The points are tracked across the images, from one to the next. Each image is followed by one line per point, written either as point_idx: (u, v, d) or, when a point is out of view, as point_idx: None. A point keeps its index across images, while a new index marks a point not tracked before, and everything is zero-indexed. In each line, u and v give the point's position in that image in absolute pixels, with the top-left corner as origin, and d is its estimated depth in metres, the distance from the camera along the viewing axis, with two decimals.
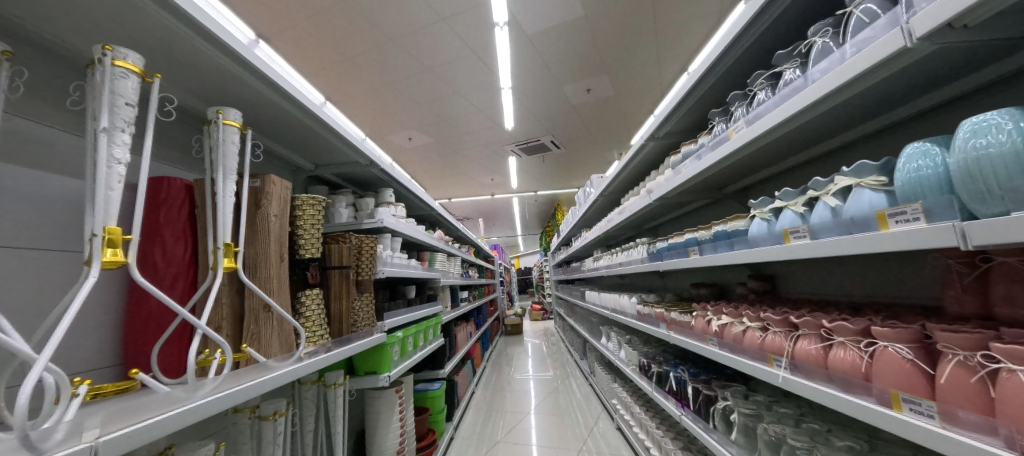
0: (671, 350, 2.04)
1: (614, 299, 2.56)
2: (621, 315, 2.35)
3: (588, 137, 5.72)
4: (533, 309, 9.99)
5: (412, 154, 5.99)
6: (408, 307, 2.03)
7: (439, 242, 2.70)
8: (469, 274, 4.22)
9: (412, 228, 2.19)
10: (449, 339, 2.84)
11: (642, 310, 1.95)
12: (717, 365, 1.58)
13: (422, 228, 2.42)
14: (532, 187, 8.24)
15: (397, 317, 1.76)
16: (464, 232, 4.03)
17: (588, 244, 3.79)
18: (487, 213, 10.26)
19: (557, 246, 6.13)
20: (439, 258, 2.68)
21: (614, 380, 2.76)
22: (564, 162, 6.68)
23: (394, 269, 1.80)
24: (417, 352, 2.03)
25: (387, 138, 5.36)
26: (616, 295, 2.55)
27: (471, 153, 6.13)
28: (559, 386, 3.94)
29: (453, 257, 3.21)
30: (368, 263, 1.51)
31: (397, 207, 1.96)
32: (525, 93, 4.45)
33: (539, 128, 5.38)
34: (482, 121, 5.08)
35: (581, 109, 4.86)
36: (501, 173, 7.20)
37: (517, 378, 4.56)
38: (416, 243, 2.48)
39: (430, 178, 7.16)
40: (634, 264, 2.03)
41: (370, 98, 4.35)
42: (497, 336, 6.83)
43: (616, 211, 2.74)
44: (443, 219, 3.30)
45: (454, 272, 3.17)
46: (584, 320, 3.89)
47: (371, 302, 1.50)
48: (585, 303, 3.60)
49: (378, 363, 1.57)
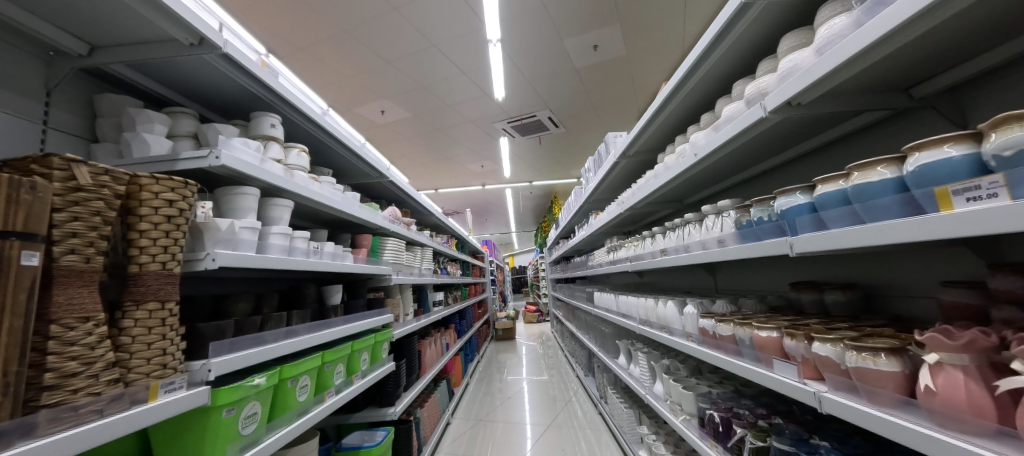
0: (749, 391, 1.24)
1: (643, 305, 1.75)
2: (656, 329, 1.54)
3: (591, 114, 4.91)
4: (527, 311, 9.15)
5: (388, 133, 5.09)
6: (318, 321, 1.21)
7: (389, 223, 1.84)
8: (447, 270, 3.37)
9: (330, 191, 1.33)
10: (407, 360, 2.00)
11: (703, 325, 1.14)
12: (891, 447, 0.78)
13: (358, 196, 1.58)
14: (527, 176, 7.39)
15: (265, 346, 0.92)
16: (442, 218, 3.19)
17: (596, 232, 2.98)
18: (479, 205, 9.39)
19: (555, 239, 5.32)
20: (389, 245, 1.84)
21: (640, 418, 1.95)
22: (563, 145, 5.86)
23: (269, 258, 0.94)
24: (330, 401, 1.19)
25: (356, 111, 4.47)
26: (646, 299, 1.73)
27: (456, 132, 5.27)
28: (558, 410, 3.13)
29: (417, 247, 2.35)
30: (151, 234, 0.68)
31: (292, 149, 1.14)
32: (518, 50, 3.62)
33: (535, 101, 4.55)
34: (468, 89, 4.24)
35: (586, 74, 4.05)
36: (492, 159, 6.35)
37: (507, 395, 3.74)
38: (347, 222, 1.63)
39: (411, 163, 6.24)
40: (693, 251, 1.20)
41: (325, 52, 3.47)
42: (487, 342, 6.00)
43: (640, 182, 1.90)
44: (406, 197, 2.46)
45: (419, 268, 2.32)
46: (591, 328, 3.10)
47: (156, 323, 0.68)
48: (593, 308, 2.78)
49: (189, 449, 0.74)
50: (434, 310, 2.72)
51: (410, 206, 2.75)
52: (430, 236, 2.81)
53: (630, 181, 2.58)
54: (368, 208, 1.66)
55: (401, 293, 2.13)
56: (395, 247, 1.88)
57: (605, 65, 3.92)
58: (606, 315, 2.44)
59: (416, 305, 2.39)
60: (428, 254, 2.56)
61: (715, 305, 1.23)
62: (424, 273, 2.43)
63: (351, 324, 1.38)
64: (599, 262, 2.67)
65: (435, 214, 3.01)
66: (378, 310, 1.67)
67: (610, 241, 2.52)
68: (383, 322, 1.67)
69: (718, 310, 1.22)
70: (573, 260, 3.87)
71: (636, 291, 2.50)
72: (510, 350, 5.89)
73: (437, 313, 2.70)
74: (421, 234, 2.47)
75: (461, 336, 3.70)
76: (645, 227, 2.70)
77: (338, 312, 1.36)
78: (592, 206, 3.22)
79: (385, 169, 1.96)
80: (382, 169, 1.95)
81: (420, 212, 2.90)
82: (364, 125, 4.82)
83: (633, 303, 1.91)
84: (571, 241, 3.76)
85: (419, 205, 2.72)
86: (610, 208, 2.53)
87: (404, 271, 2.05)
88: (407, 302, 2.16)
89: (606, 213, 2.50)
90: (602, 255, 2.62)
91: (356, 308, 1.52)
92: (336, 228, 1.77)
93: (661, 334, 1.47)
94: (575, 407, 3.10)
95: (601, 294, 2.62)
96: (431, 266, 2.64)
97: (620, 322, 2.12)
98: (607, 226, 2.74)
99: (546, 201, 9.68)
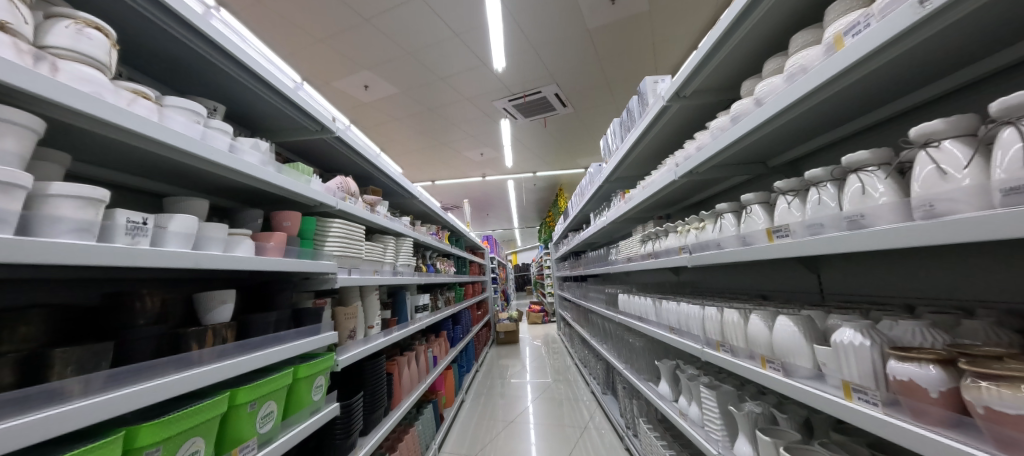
0: None
1: (713, 320, 1.16)
2: (750, 364, 0.95)
3: (604, 90, 4.30)
4: (530, 312, 8.56)
5: (374, 114, 4.45)
6: (151, 365, 0.64)
7: (334, 199, 1.25)
8: (436, 268, 2.79)
9: (186, 126, 0.74)
10: (368, 393, 1.42)
11: (908, 376, 0.55)
12: None
13: (268, 146, 0.98)
14: (530, 165, 6.77)
15: None
16: (428, 204, 2.61)
17: (619, 219, 2.38)
18: (479, 198, 8.78)
19: (563, 233, 4.75)
20: (335, 231, 1.24)
21: None
22: (570, 129, 5.23)
23: None
24: None
25: (335, 85, 3.84)
26: (720, 312, 1.15)
27: (451, 113, 4.64)
28: (572, 436, 2.55)
29: (387, 236, 1.75)
30: None
31: (66, 24, 0.55)
32: (521, 4, 2.99)
33: (541, 73, 3.93)
34: (464, 59, 3.62)
35: (601, 36, 3.44)
36: (492, 145, 5.74)
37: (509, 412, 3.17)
38: (258, 191, 1.04)
39: (402, 150, 5.62)
40: (880, 226, 0.60)
41: (286, 5, 2.82)
42: (486, 347, 5.41)
43: (704, 137, 1.30)
44: (375, 172, 1.88)
45: (390, 264, 1.74)
46: (612, 337, 2.51)
47: None
48: (618, 315, 2.19)
49: None
50: (417, 319, 2.13)
51: (384, 187, 2.16)
52: (410, 223, 2.21)
53: (668, 151, 1.97)
54: (289, 169, 1.06)
55: (361, 299, 1.55)
56: (345, 234, 1.29)
57: (626, 25, 3.31)
58: (640, 324, 1.85)
59: (389, 313, 1.81)
60: (407, 247, 1.96)
61: (912, 333, 0.63)
62: (398, 272, 1.83)
63: (229, 361, 0.78)
64: (626, 255, 2.07)
65: (416, 197, 2.40)
66: (307, 328, 1.08)
67: (642, 228, 1.92)
68: (313, 347, 1.07)
69: (916, 342, 0.63)
70: (586, 255, 3.27)
71: (678, 294, 1.90)
72: (513, 355, 5.31)
73: (420, 323, 2.11)
74: (394, 219, 1.87)
75: (454, 345, 3.11)
76: (686, 212, 2.11)
77: (206, 341, 0.78)
78: (610, 189, 2.61)
79: (331, 123, 1.36)
80: (328, 124, 1.36)
81: (399, 195, 2.29)
82: (345, 104, 4.18)
83: (691, 313, 1.32)
84: (583, 233, 3.16)
85: (394, 183, 2.11)
86: (642, 184, 1.92)
87: (362, 268, 1.46)
88: (373, 310, 1.59)
89: (637, 192, 1.91)
90: (630, 247, 2.02)
91: (263, 328, 0.93)
92: (249, 203, 1.18)
93: (765, 375, 0.87)
94: (594, 434, 2.52)
95: (629, 297, 2.03)
96: (411, 261, 2.05)
97: (665, 338, 1.53)
98: (634, 211, 2.14)
99: (550, 194, 9.05)
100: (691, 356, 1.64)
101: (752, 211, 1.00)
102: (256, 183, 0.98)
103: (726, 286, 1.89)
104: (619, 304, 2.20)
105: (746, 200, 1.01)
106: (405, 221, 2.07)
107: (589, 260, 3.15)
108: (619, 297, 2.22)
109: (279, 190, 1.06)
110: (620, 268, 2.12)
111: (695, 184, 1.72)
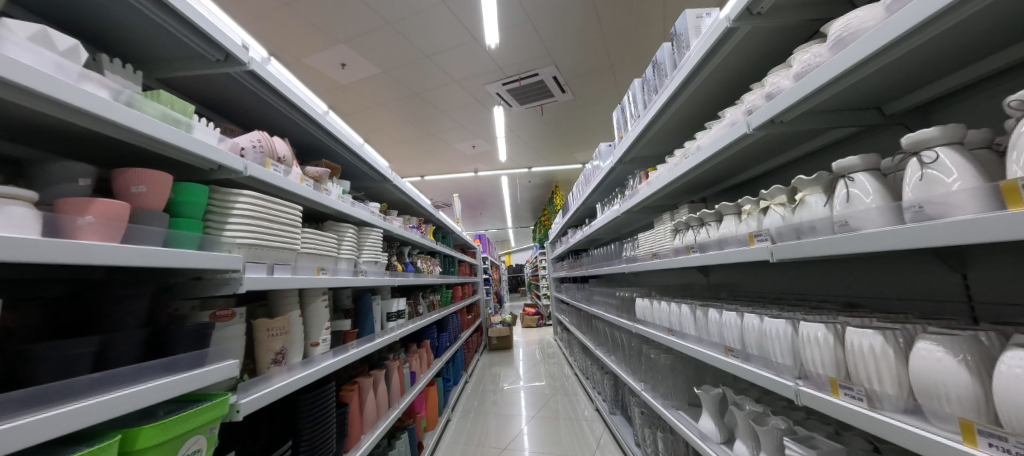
0: None
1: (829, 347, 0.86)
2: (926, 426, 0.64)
3: (607, 73, 3.93)
4: (525, 315, 8.14)
5: (355, 98, 3.95)
6: None
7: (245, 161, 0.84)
8: (418, 267, 2.38)
9: None
10: (308, 440, 1.01)
11: None
12: None
13: (77, 47, 0.55)
14: (525, 160, 6.36)
15: None
16: (407, 191, 2.19)
17: (636, 208, 1.99)
18: (470, 195, 8.32)
19: (562, 230, 4.35)
20: (242, 209, 0.84)
21: None
22: (569, 119, 4.85)
23: None
24: None
25: (306, 62, 3.34)
26: (836, 337, 0.85)
27: (441, 100, 4.19)
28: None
29: (343, 223, 1.34)
30: None
31: None
32: None
33: (540, 51, 3.53)
34: (454, 32, 3.19)
35: (608, 6, 3.04)
36: (485, 137, 5.32)
37: (502, 425, 2.80)
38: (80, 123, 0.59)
39: (387, 141, 5.14)
40: None
41: None
42: (478, 355, 4.97)
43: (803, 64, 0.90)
44: (332, 140, 1.46)
45: (347, 261, 1.32)
46: (625, 349, 2.12)
47: None
48: (637, 325, 1.80)
49: None
50: (390, 329, 1.71)
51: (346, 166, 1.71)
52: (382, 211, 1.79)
53: (702, 121, 1.58)
54: (140, 99, 0.64)
55: (301, 310, 1.12)
56: (262, 214, 0.88)
57: None
58: (676, 339, 1.46)
59: (348, 324, 1.39)
60: (375, 239, 1.55)
61: None
62: (360, 272, 1.42)
63: None
64: (650, 249, 1.67)
65: (391, 182, 1.97)
66: (165, 359, 0.64)
67: (671, 215, 1.52)
68: (174, 393, 0.63)
69: None
70: (591, 253, 2.87)
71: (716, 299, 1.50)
72: (505, 363, 4.86)
73: (393, 335, 1.69)
74: (356, 204, 1.45)
75: (439, 356, 2.68)
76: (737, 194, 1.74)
77: None
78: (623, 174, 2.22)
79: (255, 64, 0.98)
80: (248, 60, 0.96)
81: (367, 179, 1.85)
82: (321, 85, 3.68)
83: (788, 335, 0.97)
84: (588, 228, 2.76)
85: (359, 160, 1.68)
86: (672, 160, 1.52)
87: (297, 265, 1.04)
88: (322, 320, 1.17)
89: (666, 169, 1.52)
90: (655, 241, 1.63)
91: (45, 372, 0.50)
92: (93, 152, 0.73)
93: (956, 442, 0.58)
94: None
95: (655, 302, 1.64)
96: (382, 258, 1.64)
97: (730, 364, 1.15)
98: (658, 195, 1.74)
99: (545, 190, 8.63)
100: (744, 383, 1.25)
101: (928, 164, 0.64)
102: (58, 110, 0.54)
103: (796, 291, 1.54)
104: (638, 309, 1.81)
105: (919, 143, 0.65)
106: (373, 208, 1.65)
107: (595, 258, 2.75)
108: (636, 302, 1.84)
109: (118, 130, 0.63)
110: (640, 266, 1.72)
111: (747, 155, 1.33)
